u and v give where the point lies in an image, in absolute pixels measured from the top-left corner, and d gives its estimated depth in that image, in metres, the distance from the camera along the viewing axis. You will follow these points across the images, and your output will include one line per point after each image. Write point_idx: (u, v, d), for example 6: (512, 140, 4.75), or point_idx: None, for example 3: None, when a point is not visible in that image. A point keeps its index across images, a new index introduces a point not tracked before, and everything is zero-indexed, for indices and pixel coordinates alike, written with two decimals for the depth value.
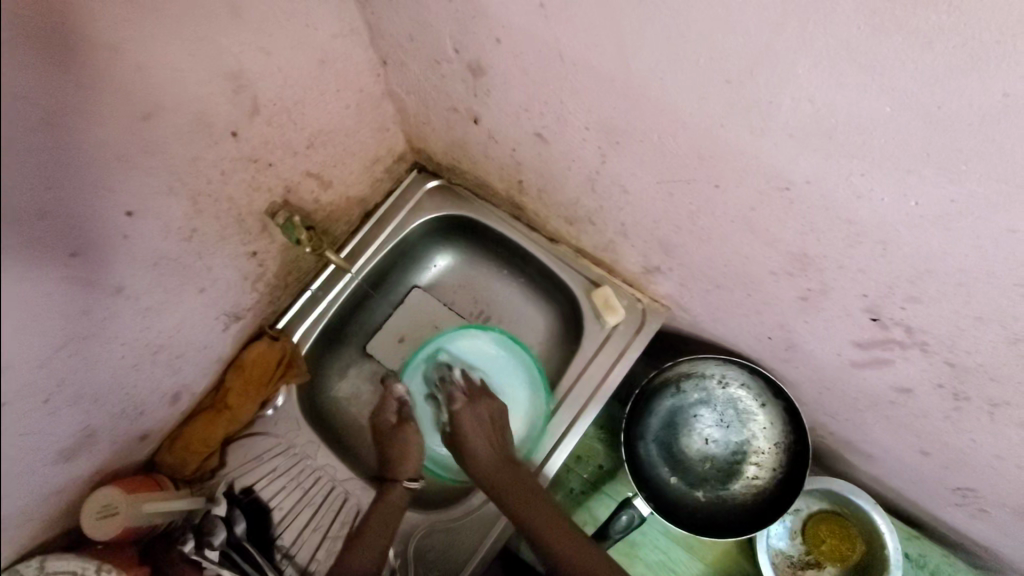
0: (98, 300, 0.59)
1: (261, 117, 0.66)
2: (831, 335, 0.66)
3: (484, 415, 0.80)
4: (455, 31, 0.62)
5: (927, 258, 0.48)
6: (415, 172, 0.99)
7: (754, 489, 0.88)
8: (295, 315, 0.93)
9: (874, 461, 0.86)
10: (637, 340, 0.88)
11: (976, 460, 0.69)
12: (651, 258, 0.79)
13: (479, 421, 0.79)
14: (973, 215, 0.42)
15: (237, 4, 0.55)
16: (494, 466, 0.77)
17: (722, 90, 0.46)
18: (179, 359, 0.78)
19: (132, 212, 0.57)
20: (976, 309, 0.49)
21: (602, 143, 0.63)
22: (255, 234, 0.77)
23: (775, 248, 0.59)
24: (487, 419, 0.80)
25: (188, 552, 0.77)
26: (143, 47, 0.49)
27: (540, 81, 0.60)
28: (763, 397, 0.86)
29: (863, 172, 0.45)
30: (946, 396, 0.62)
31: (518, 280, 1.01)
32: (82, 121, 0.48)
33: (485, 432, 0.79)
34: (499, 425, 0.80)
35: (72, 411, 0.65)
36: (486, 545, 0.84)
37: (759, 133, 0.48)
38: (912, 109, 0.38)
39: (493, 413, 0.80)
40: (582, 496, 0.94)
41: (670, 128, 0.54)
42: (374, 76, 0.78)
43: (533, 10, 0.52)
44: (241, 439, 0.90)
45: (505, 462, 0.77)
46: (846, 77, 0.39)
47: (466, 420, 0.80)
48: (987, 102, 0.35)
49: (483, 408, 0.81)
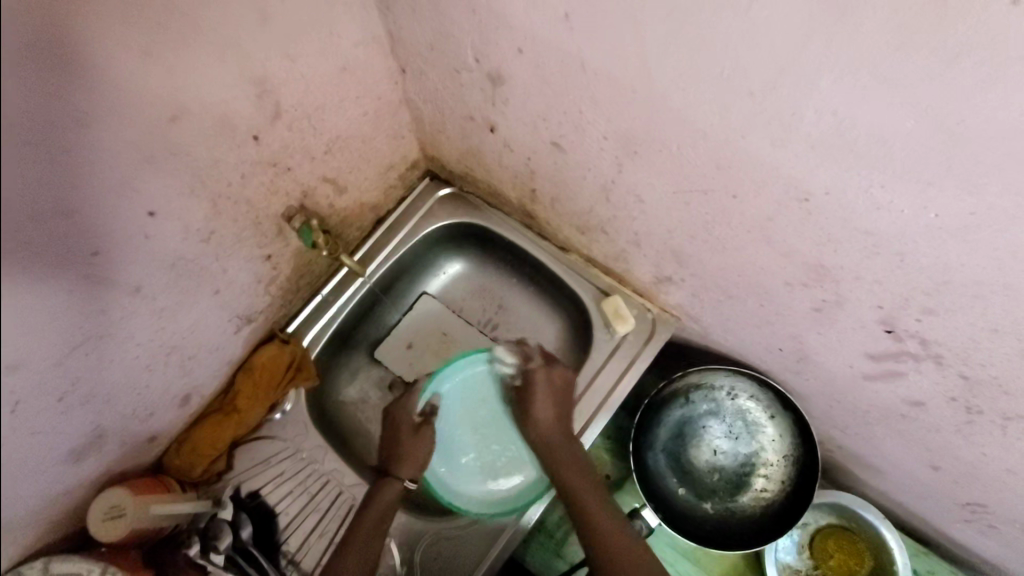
0: (117, 299, 0.60)
1: (283, 122, 0.67)
2: (844, 347, 0.66)
3: (555, 379, 0.84)
4: (477, 41, 0.63)
5: (944, 270, 0.49)
6: (427, 180, 0.99)
7: (761, 502, 0.88)
8: (305, 320, 0.93)
9: (883, 475, 0.86)
10: (646, 350, 0.88)
11: (987, 475, 0.69)
12: (663, 268, 0.79)
13: (548, 385, 0.84)
14: (992, 228, 0.42)
15: (265, 10, 0.56)
16: (550, 435, 0.82)
17: (744, 102, 0.47)
18: (192, 361, 0.78)
19: (154, 212, 0.58)
20: (991, 322, 0.50)
21: (619, 153, 0.64)
22: (271, 237, 0.78)
23: (790, 259, 0.60)
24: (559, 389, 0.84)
25: (193, 556, 0.77)
26: (173, 51, 0.50)
27: (559, 91, 0.61)
28: (772, 409, 0.86)
29: (884, 184, 0.45)
30: (958, 409, 0.63)
31: (528, 289, 1.01)
32: (111, 122, 0.49)
33: (548, 398, 0.83)
34: (564, 400, 0.84)
35: (86, 409, 0.65)
36: (493, 554, 0.83)
37: (780, 144, 0.48)
38: (935, 122, 0.39)
39: (563, 377, 0.85)
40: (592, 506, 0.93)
41: (690, 138, 0.55)
42: (392, 85, 0.79)
43: (557, 21, 0.53)
44: (249, 442, 0.90)
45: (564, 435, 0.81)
46: (870, 90, 0.40)
47: (538, 380, 0.84)
48: (1010, 117, 0.36)
49: (557, 373, 0.85)
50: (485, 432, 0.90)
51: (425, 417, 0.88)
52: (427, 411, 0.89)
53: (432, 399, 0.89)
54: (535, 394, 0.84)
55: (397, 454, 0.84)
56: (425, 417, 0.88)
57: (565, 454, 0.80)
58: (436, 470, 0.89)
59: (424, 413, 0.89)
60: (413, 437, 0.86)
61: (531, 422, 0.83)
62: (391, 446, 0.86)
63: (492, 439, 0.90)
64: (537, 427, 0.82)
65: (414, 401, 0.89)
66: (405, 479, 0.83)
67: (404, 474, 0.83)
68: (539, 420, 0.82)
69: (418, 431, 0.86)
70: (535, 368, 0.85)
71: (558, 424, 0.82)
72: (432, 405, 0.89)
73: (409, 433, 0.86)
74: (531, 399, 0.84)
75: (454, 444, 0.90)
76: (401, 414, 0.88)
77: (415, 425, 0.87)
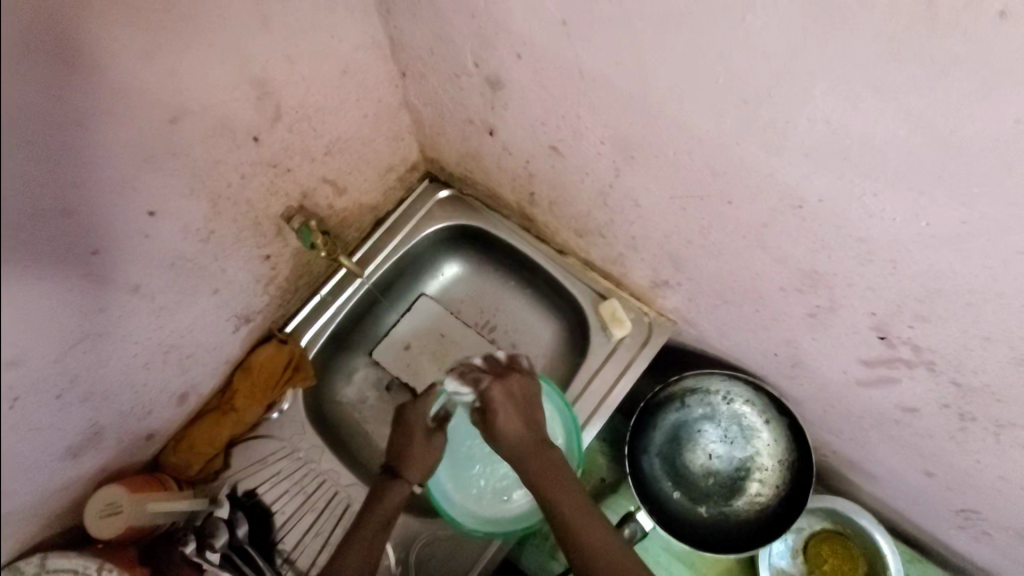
0: (116, 298, 0.60)
1: (283, 123, 0.67)
2: (838, 352, 0.67)
3: (515, 388, 0.78)
4: (476, 46, 0.64)
5: (936, 278, 0.49)
6: (426, 182, 1.00)
7: (756, 506, 0.88)
8: (303, 320, 0.93)
9: (878, 481, 0.86)
10: (643, 354, 0.88)
11: (980, 482, 0.69)
12: (659, 272, 0.79)
13: (511, 395, 0.78)
14: (982, 236, 0.43)
15: (267, 13, 0.56)
16: (524, 443, 0.74)
17: (739, 110, 0.47)
18: (189, 360, 0.78)
19: (154, 212, 0.58)
20: (984, 329, 0.50)
21: (616, 158, 0.64)
22: (270, 237, 0.78)
23: (786, 266, 0.60)
24: (519, 395, 0.78)
25: (189, 554, 0.79)
26: (177, 53, 0.51)
27: (557, 96, 0.62)
28: (767, 414, 0.87)
29: (876, 192, 0.46)
30: (951, 416, 0.63)
31: (525, 291, 1.01)
32: (113, 123, 0.49)
33: (512, 407, 0.77)
34: (532, 403, 0.78)
35: (83, 406, 0.65)
36: (480, 566, 0.83)
37: (774, 151, 0.49)
38: (925, 132, 0.39)
39: (520, 386, 0.79)
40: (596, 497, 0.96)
41: (686, 144, 0.55)
42: (393, 87, 0.80)
43: (554, 27, 0.53)
44: (246, 441, 0.91)
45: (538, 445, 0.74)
46: (863, 100, 0.40)
47: (495, 395, 0.77)
48: (999, 127, 0.36)
49: (512, 381, 0.79)
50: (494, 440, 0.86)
51: (439, 422, 0.84)
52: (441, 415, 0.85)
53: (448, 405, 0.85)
54: (499, 408, 0.76)
55: (405, 458, 0.81)
56: (438, 422, 0.84)
57: (539, 465, 0.73)
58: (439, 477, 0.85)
59: (438, 417, 0.85)
60: (425, 442, 0.82)
61: (496, 437, 0.75)
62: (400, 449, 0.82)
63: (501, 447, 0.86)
64: (506, 440, 0.74)
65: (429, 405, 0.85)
66: (414, 483, 0.80)
67: (411, 479, 0.80)
68: (500, 432, 0.75)
69: (431, 436, 0.82)
70: (487, 381, 0.78)
71: (528, 433, 0.75)
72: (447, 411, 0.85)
73: (422, 437, 0.82)
74: (494, 413, 0.76)
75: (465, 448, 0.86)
76: (412, 418, 0.84)
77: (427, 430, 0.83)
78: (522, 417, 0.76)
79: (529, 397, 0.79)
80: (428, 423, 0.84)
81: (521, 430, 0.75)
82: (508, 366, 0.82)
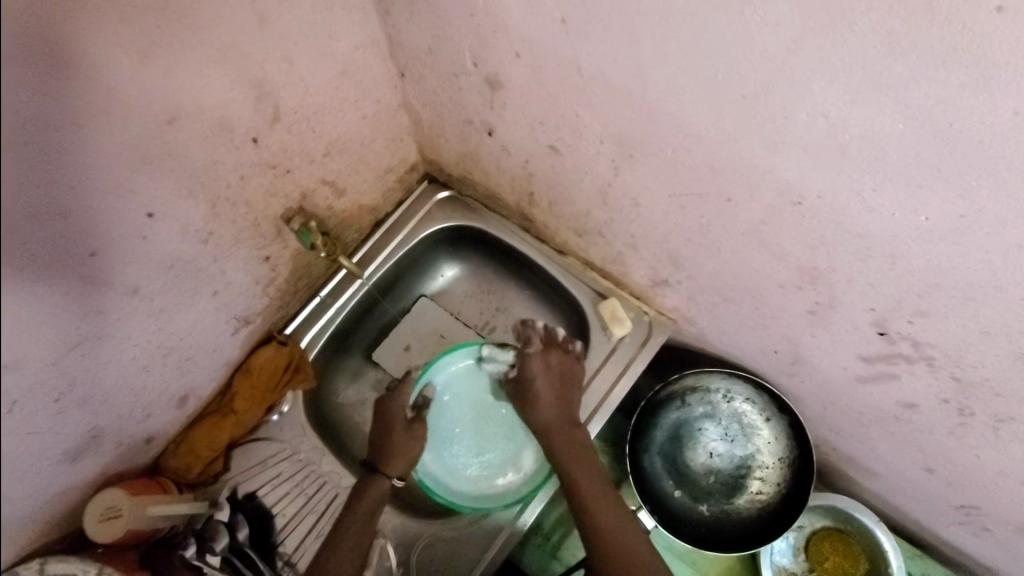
0: (114, 299, 0.60)
1: (283, 124, 0.67)
2: (838, 349, 0.67)
3: (554, 365, 0.85)
4: (474, 45, 0.64)
5: (935, 273, 0.49)
6: (426, 182, 1.00)
7: (757, 504, 0.88)
8: (304, 321, 0.93)
9: (878, 479, 0.86)
10: (643, 352, 0.88)
11: (981, 477, 0.69)
12: (658, 270, 0.80)
13: (549, 371, 0.85)
14: (980, 230, 0.43)
15: (266, 13, 0.56)
16: (556, 419, 0.82)
17: (737, 107, 0.48)
18: (189, 361, 0.78)
19: (153, 213, 0.58)
20: (983, 324, 0.51)
21: (615, 156, 0.65)
22: (270, 238, 0.78)
23: (785, 262, 0.60)
24: (559, 373, 0.85)
25: (189, 557, 0.77)
26: (176, 53, 0.51)
27: (556, 95, 0.62)
28: (768, 412, 0.87)
29: (874, 187, 0.46)
30: (950, 411, 0.63)
31: (525, 291, 1.01)
32: (113, 123, 0.49)
33: (551, 380, 0.84)
34: (565, 379, 0.85)
35: (82, 409, 0.65)
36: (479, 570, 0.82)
37: (772, 147, 0.49)
38: (925, 125, 0.39)
39: (561, 363, 0.86)
40: (611, 489, 0.96)
41: (685, 142, 0.55)
42: (391, 88, 0.80)
43: (554, 26, 0.53)
44: (244, 445, 0.90)
45: (565, 422, 0.81)
46: (861, 94, 0.40)
47: (534, 366, 0.86)
48: (996, 119, 0.36)
49: (555, 358, 0.86)
50: (477, 422, 0.90)
51: (418, 410, 0.87)
52: (420, 402, 0.88)
53: (425, 389, 0.88)
54: (533, 380, 0.84)
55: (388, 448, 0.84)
56: (417, 410, 0.87)
57: (564, 440, 0.80)
58: (427, 465, 0.87)
59: (417, 405, 0.87)
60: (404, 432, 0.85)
61: (533, 407, 0.83)
62: (383, 440, 0.85)
63: (486, 423, 0.90)
64: (538, 410, 0.83)
65: (407, 394, 0.88)
66: (393, 476, 0.83)
67: (392, 472, 0.83)
68: (537, 407, 0.83)
69: (410, 427, 0.85)
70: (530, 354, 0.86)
71: (564, 409, 0.82)
72: (426, 396, 0.88)
73: (402, 428, 0.85)
74: (530, 385, 0.85)
75: (448, 434, 0.89)
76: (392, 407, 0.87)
77: (406, 422, 0.86)
78: (559, 393, 0.83)
79: (568, 375, 0.85)
80: (407, 412, 0.87)
81: (551, 405, 0.83)
82: (557, 342, 0.88)
